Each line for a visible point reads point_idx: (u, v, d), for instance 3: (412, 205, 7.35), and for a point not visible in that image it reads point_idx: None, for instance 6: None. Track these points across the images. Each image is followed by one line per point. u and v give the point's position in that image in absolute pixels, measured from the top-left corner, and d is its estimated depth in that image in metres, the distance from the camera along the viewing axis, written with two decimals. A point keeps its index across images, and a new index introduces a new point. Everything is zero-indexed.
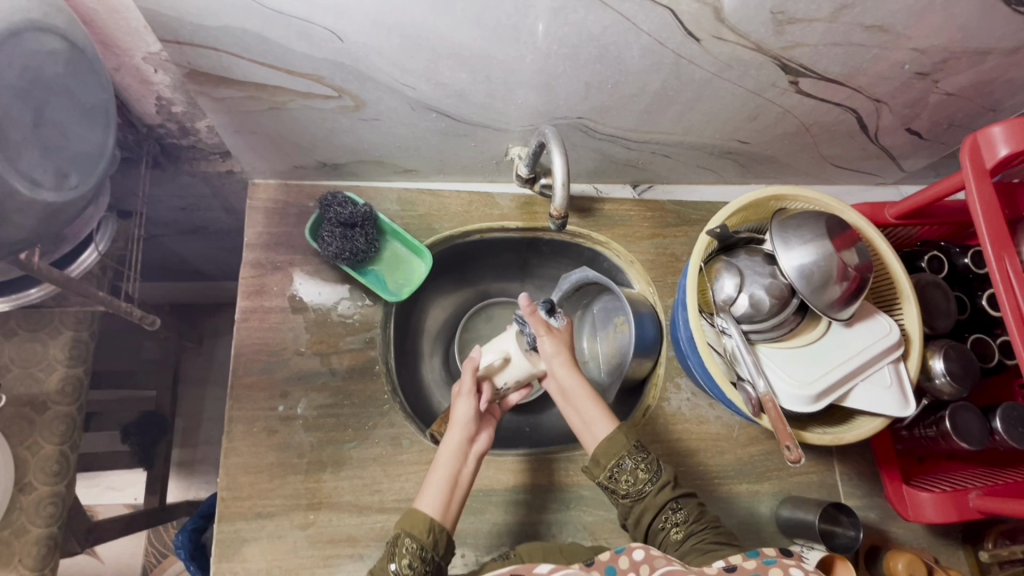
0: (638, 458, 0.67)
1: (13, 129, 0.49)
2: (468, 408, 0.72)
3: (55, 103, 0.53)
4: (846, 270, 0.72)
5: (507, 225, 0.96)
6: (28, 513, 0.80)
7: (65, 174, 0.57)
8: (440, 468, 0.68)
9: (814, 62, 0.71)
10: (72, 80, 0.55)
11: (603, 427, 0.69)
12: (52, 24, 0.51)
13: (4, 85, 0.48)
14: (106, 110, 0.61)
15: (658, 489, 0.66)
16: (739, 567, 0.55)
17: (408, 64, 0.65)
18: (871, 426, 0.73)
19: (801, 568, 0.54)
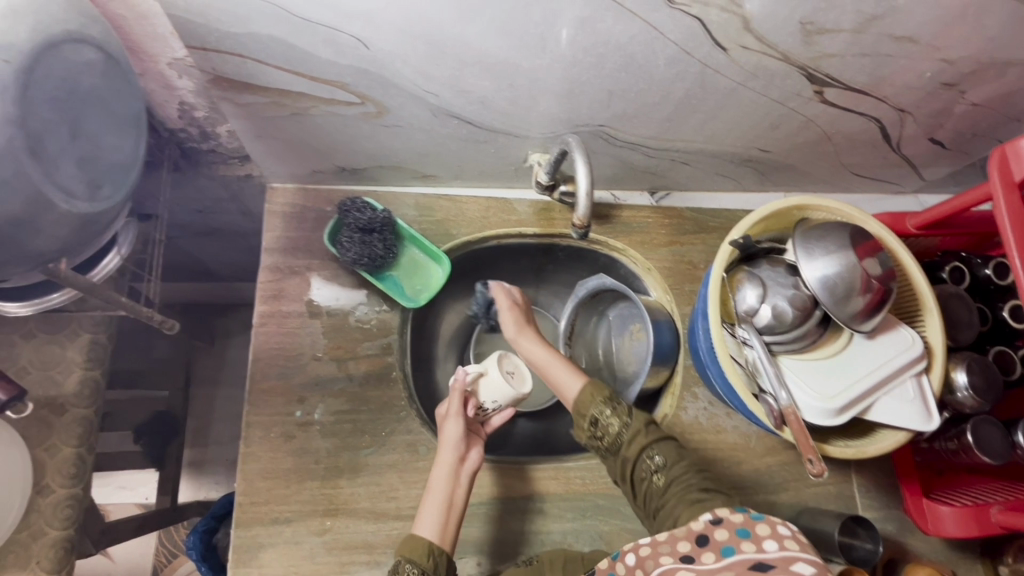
0: (608, 409, 0.73)
1: (50, 141, 0.50)
2: (456, 430, 0.74)
3: (90, 115, 0.54)
4: (869, 281, 0.71)
5: (524, 231, 0.95)
6: (46, 515, 0.80)
7: (99, 185, 0.58)
8: (435, 492, 0.70)
9: (840, 72, 0.70)
10: (104, 91, 0.55)
11: (574, 381, 0.78)
12: (87, 34, 0.51)
13: (43, 97, 0.49)
14: (138, 119, 0.61)
15: (632, 435, 0.71)
16: (724, 520, 0.55)
17: (432, 71, 0.65)
18: (894, 440, 0.73)
19: (789, 526, 0.52)
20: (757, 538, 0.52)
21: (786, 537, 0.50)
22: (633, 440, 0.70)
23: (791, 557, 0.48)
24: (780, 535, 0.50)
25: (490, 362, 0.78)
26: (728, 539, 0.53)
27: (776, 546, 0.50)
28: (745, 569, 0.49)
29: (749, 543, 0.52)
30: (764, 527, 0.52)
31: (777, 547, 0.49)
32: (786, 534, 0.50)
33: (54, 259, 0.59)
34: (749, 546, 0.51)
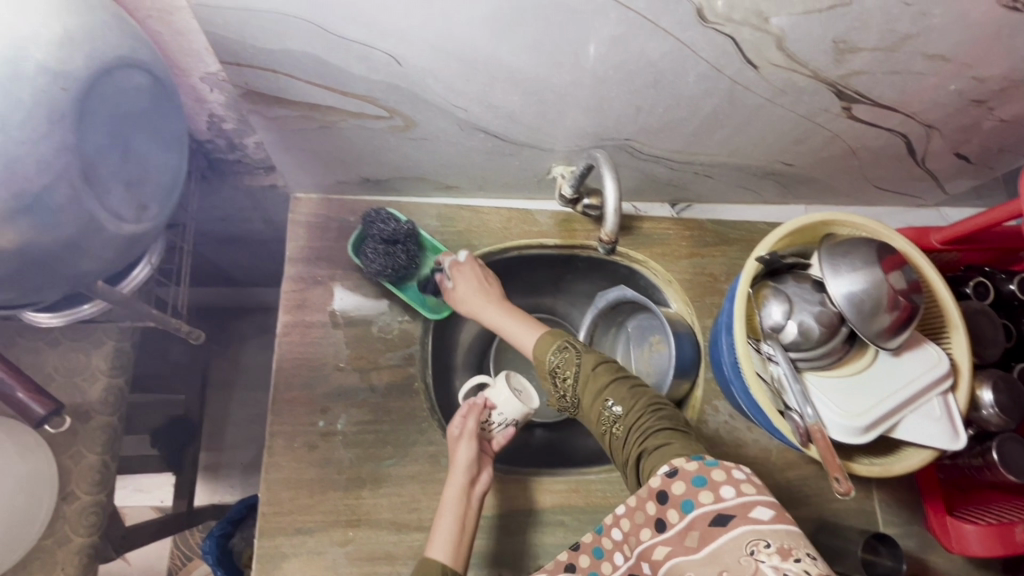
0: (559, 362, 0.72)
1: (105, 166, 0.52)
2: (469, 453, 0.73)
3: (139, 139, 0.55)
4: (896, 298, 0.71)
5: (545, 242, 0.96)
6: (71, 522, 0.81)
7: (146, 206, 0.60)
8: (447, 514, 0.69)
9: (870, 89, 0.70)
10: (151, 113, 0.55)
11: (529, 338, 0.79)
12: (139, 59, 0.51)
13: (101, 125, 0.50)
14: (182, 141, 0.62)
15: (584, 386, 0.70)
16: (680, 471, 0.56)
17: (463, 87, 0.65)
18: (920, 458, 0.72)
19: (741, 470, 0.55)
20: (714, 486, 0.54)
21: (742, 482, 0.54)
22: (586, 390, 0.70)
23: (751, 504, 0.52)
24: (737, 481, 0.54)
25: (500, 379, 0.78)
26: (687, 492, 0.55)
27: (734, 491, 0.53)
28: (710, 524, 0.52)
29: (709, 493, 0.54)
30: (719, 472, 0.55)
31: (737, 495, 0.53)
32: (742, 479, 0.54)
33: (93, 276, 0.60)
34: (709, 497, 0.54)
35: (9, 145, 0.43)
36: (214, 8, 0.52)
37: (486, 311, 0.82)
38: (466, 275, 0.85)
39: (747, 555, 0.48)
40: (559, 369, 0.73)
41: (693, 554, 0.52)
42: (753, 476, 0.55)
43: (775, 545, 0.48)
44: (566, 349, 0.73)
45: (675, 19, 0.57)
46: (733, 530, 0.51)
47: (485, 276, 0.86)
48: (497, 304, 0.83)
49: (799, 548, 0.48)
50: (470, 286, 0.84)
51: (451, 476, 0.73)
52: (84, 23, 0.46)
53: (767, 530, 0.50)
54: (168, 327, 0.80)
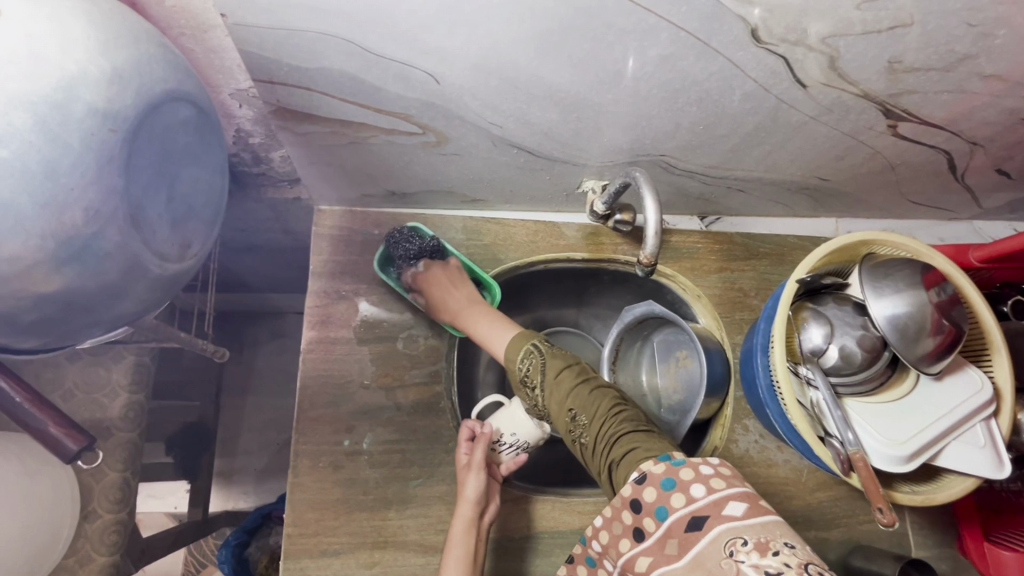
0: (529, 368, 0.70)
1: (151, 207, 0.49)
2: (478, 486, 0.72)
3: (185, 174, 0.53)
4: (941, 322, 0.69)
5: (572, 256, 0.93)
6: (92, 540, 0.80)
7: (188, 244, 0.57)
8: (456, 549, 0.68)
9: (918, 107, 0.68)
10: (195, 145, 0.54)
11: (500, 342, 0.76)
12: (184, 91, 0.51)
13: (146, 163, 0.48)
14: (223, 169, 0.60)
15: (550, 393, 0.67)
16: (649, 476, 0.56)
17: (501, 104, 0.63)
18: (963, 487, 0.70)
19: (707, 464, 0.55)
20: (683, 487, 0.53)
21: (711, 478, 0.53)
22: (553, 397, 0.67)
23: (723, 501, 0.52)
24: (706, 477, 0.53)
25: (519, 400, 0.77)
26: (658, 498, 0.54)
27: (705, 489, 0.52)
28: (686, 530, 0.52)
29: (680, 497, 0.53)
30: (687, 471, 0.54)
31: (709, 493, 0.52)
32: (710, 475, 0.54)
33: (135, 318, 0.57)
34: (681, 500, 0.53)
35: (60, 194, 0.41)
36: (253, 27, 0.50)
37: (461, 312, 0.80)
38: (435, 277, 0.82)
39: (727, 557, 0.48)
40: (528, 376, 0.70)
41: (675, 563, 0.51)
42: (720, 468, 0.55)
43: (752, 541, 0.48)
44: (533, 354, 0.71)
45: (727, 39, 0.55)
46: (710, 532, 0.50)
47: (454, 275, 0.83)
48: (470, 306, 0.80)
49: (777, 539, 0.48)
50: (442, 288, 0.82)
51: (459, 509, 0.71)
52: (132, 56, 0.46)
53: (742, 526, 0.49)
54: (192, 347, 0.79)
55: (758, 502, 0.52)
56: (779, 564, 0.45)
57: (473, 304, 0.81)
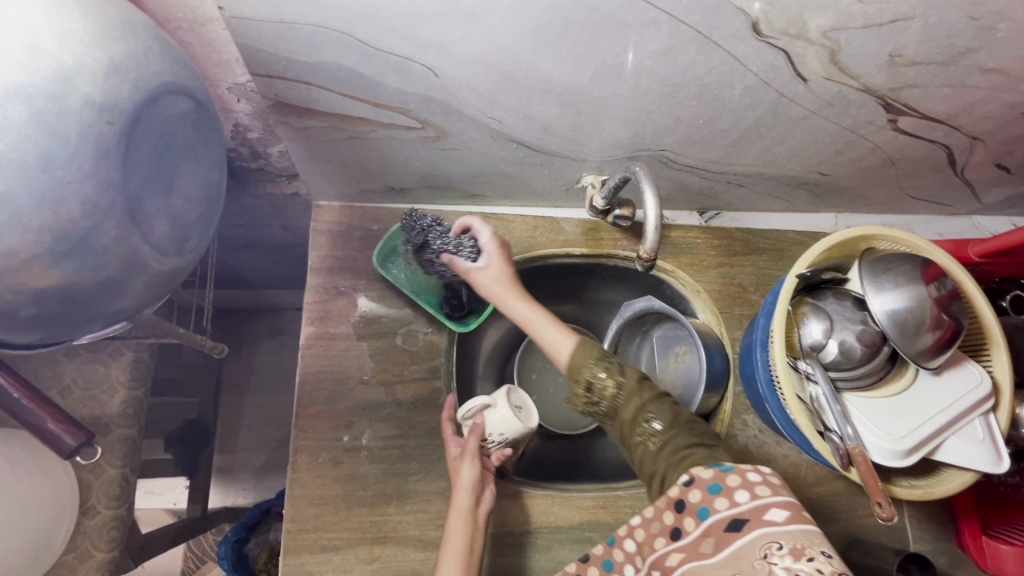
0: (602, 371, 0.66)
1: (148, 202, 0.49)
2: (473, 472, 0.71)
3: (183, 168, 0.53)
4: (941, 317, 0.69)
5: (572, 251, 0.93)
6: (91, 537, 0.80)
7: (186, 239, 0.57)
8: (454, 537, 0.67)
9: (919, 102, 0.67)
10: (193, 138, 0.53)
11: (567, 342, 0.69)
12: (181, 84, 0.50)
13: (143, 157, 0.48)
14: (221, 164, 0.60)
15: (626, 398, 0.65)
16: (696, 479, 0.57)
17: (500, 99, 0.63)
18: (960, 481, 0.71)
19: (756, 472, 0.56)
20: (728, 492, 0.55)
21: (757, 484, 0.55)
22: (629, 402, 0.65)
23: (767, 508, 0.53)
24: (752, 484, 0.55)
25: (502, 395, 0.76)
26: (701, 500, 0.55)
27: (750, 496, 0.54)
28: (725, 530, 0.53)
29: (724, 501, 0.54)
30: (735, 479, 0.56)
31: (755, 500, 0.54)
32: (757, 483, 0.55)
33: (131, 313, 0.57)
34: (725, 504, 0.54)
35: (56, 187, 0.41)
36: (251, 21, 0.50)
37: (515, 302, 0.72)
38: (493, 254, 0.76)
39: (761, 558, 0.50)
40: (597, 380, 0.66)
41: (707, 559, 0.52)
42: (769, 476, 0.56)
43: (788, 547, 0.49)
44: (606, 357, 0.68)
45: (728, 32, 0.54)
46: (748, 534, 0.52)
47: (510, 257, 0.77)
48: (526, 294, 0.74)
49: (813, 547, 0.49)
50: (500, 269, 0.75)
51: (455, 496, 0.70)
52: (129, 53, 0.45)
53: (780, 531, 0.51)
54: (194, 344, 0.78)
55: (799, 511, 0.53)
56: (812, 569, 0.46)
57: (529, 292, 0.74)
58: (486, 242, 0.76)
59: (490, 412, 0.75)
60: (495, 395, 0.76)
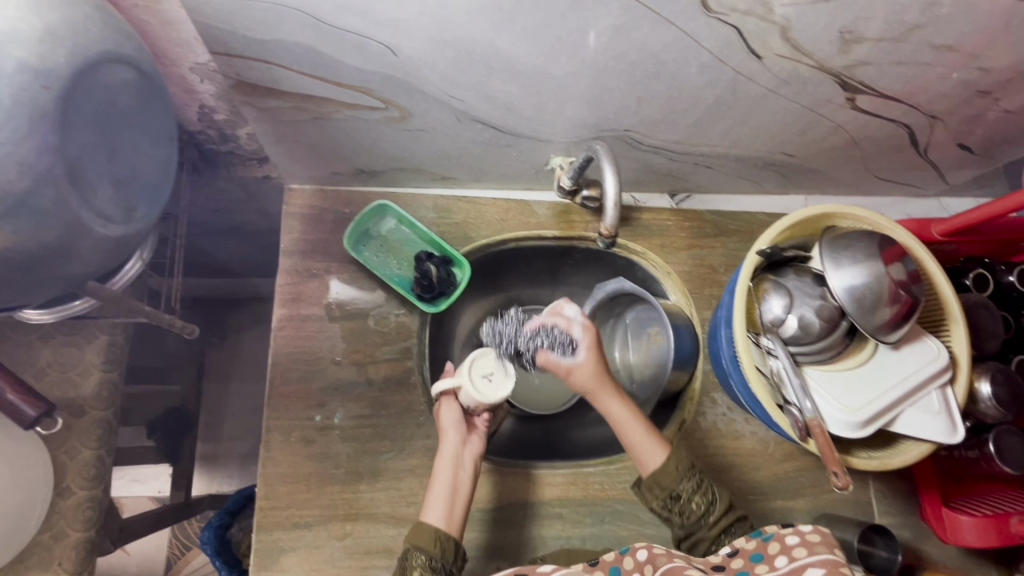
0: (693, 487, 0.72)
1: (90, 168, 0.52)
2: (456, 414, 0.77)
3: (126, 137, 0.56)
4: (897, 292, 0.70)
5: (543, 234, 0.95)
6: (66, 517, 0.81)
7: (133, 208, 0.60)
8: (440, 479, 0.73)
9: (874, 80, 0.69)
10: (139, 111, 0.56)
11: (657, 455, 0.73)
12: (123, 53, 0.51)
13: (85, 121, 0.50)
14: (172, 138, 0.63)
15: (709, 513, 0.71)
16: (741, 550, 0.62)
17: (460, 77, 0.64)
18: (917, 452, 0.73)
19: (796, 534, 0.59)
20: (770, 560, 0.58)
21: (795, 547, 0.57)
22: (711, 516, 0.71)
23: (802, 568, 0.55)
24: (790, 547, 0.58)
25: (461, 376, 0.76)
26: (745, 566, 0.60)
27: (787, 559, 0.57)
28: None
29: (764, 567, 0.58)
30: (773, 545, 0.59)
31: (790, 562, 0.56)
32: (795, 544, 0.58)
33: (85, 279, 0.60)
34: (764, 569, 0.58)
35: None
36: None
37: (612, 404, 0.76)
38: (590, 351, 0.77)
39: None
40: (682, 492, 0.72)
41: None
42: (808, 536, 0.58)
43: None
44: (696, 474, 0.73)
45: (678, 9, 0.55)
46: None
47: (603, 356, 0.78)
48: (622, 394, 0.76)
49: None
50: (596, 366, 0.76)
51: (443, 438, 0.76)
52: (64, 18, 0.47)
53: None
54: (164, 326, 0.77)
55: (839, 568, 0.52)
56: None
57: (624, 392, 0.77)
58: (579, 336, 0.78)
59: (459, 395, 0.77)
60: (456, 377, 0.77)
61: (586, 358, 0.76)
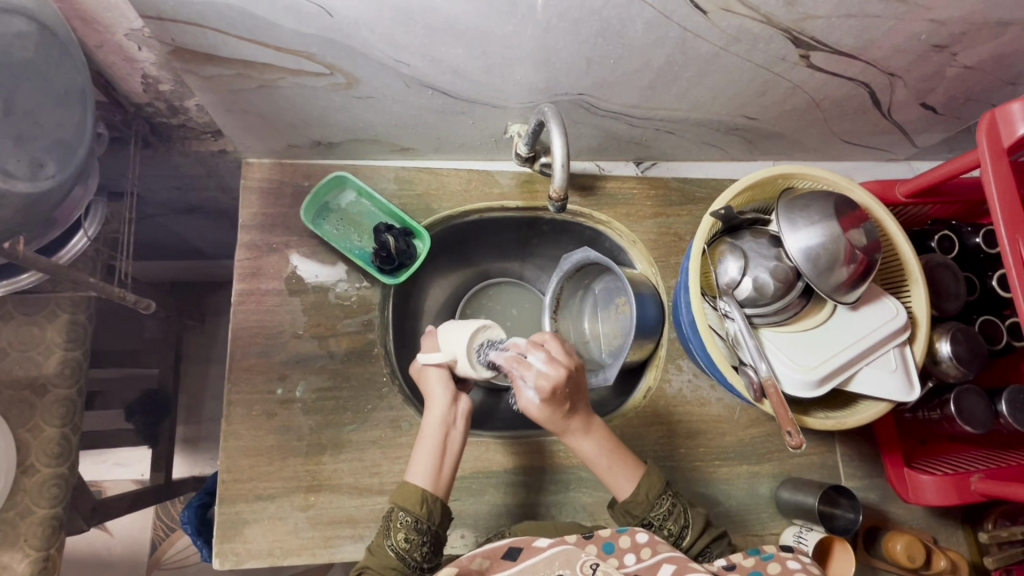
0: (664, 513, 0.71)
1: None
2: (441, 378, 0.77)
3: (21, 90, 0.56)
4: (854, 252, 0.68)
5: (506, 204, 0.94)
6: (31, 495, 0.81)
7: (42, 164, 0.60)
8: (427, 440, 0.74)
9: (827, 35, 0.68)
10: (44, 66, 0.57)
11: (626, 485, 0.72)
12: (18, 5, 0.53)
13: None
14: (83, 94, 0.63)
15: (683, 538, 0.70)
16: (738, 566, 0.60)
17: (403, 40, 0.63)
18: (874, 410, 0.72)
19: (796, 560, 0.60)
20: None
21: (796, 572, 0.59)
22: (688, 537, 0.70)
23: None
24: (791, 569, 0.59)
25: (459, 353, 0.77)
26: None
27: None
28: None
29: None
30: (775, 565, 0.60)
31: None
32: (796, 569, 0.59)
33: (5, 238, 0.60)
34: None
35: None
36: None
37: (578, 439, 0.73)
38: (546, 403, 0.70)
39: None
40: (654, 519, 0.70)
41: None
42: (807, 564, 0.60)
43: None
44: (667, 498, 0.71)
45: None
46: None
47: (566, 401, 0.71)
48: (588, 432, 0.73)
49: None
50: (550, 416, 0.71)
51: (432, 400, 0.76)
52: None
53: None
54: (114, 298, 0.79)
55: None
56: None
57: (592, 427, 0.73)
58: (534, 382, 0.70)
59: (453, 367, 0.78)
60: (451, 351, 0.77)
61: (539, 408, 0.71)
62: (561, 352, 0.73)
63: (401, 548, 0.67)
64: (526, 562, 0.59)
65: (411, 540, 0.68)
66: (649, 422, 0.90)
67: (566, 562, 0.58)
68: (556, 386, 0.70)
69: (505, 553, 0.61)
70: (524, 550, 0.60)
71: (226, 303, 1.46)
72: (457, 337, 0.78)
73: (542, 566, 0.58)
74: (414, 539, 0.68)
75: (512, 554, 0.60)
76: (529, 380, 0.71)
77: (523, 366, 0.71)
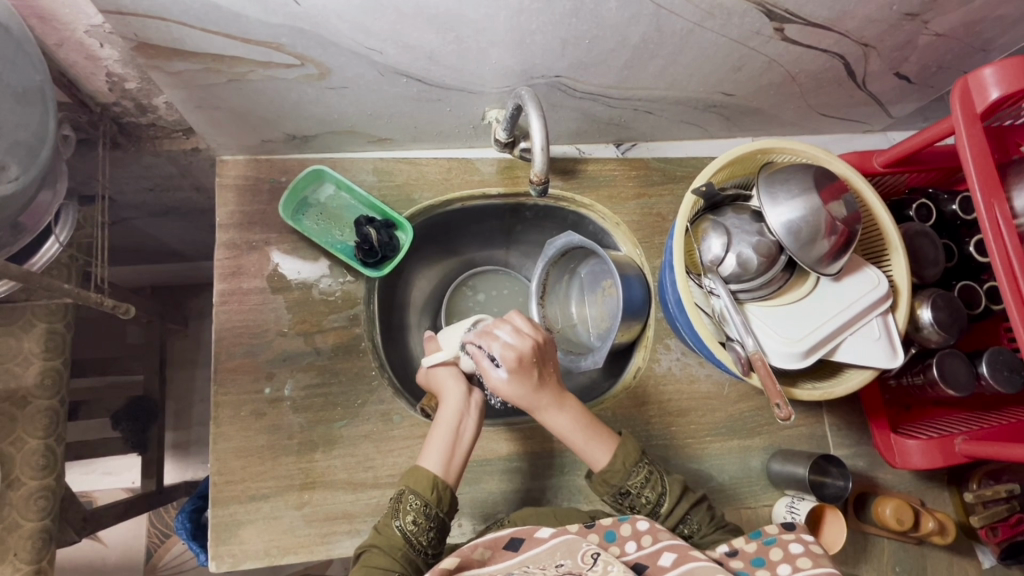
0: (642, 482, 0.71)
1: None
2: (449, 372, 0.78)
3: None
4: (835, 223, 0.68)
5: (488, 191, 0.93)
6: (19, 508, 0.79)
7: (4, 166, 0.59)
8: (442, 427, 0.74)
9: (799, 7, 0.67)
10: (2, 62, 0.55)
11: (602, 451, 0.72)
12: None
13: None
14: (44, 92, 0.62)
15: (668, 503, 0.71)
16: (740, 552, 0.62)
17: (373, 26, 0.61)
18: (860, 379, 0.73)
19: (798, 543, 0.60)
20: (771, 565, 0.59)
21: (798, 557, 0.59)
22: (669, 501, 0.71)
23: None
24: (794, 556, 0.59)
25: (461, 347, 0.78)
26: (745, 568, 0.60)
27: (791, 568, 0.58)
28: None
29: (765, 571, 0.59)
30: (777, 551, 0.60)
31: (795, 571, 0.57)
32: (798, 554, 0.59)
33: None
34: (765, 573, 0.58)
35: None
36: None
37: (552, 415, 0.72)
38: (515, 375, 0.70)
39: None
40: (630, 487, 0.71)
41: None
42: (811, 546, 0.59)
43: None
44: (644, 468, 0.72)
45: None
46: None
47: (533, 370, 0.70)
48: (561, 406, 0.72)
49: None
50: (518, 388, 0.70)
51: (446, 392, 0.77)
52: None
53: None
54: (90, 305, 0.76)
55: None
56: None
57: (564, 401, 0.72)
58: (501, 356, 0.69)
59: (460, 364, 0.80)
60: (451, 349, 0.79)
61: (506, 382, 0.70)
62: (528, 325, 0.73)
63: (409, 530, 0.67)
64: (527, 553, 0.59)
65: (420, 523, 0.68)
66: (639, 402, 0.90)
67: (567, 552, 0.58)
68: (522, 355, 0.70)
69: (507, 543, 0.60)
70: (526, 540, 0.60)
71: (210, 305, 1.43)
72: (453, 334, 0.80)
73: (542, 556, 0.59)
74: (421, 522, 0.68)
75: (514, 544, 0.60)
76: (495, 355, 0.70)
77: (489, 339, 0.71)
